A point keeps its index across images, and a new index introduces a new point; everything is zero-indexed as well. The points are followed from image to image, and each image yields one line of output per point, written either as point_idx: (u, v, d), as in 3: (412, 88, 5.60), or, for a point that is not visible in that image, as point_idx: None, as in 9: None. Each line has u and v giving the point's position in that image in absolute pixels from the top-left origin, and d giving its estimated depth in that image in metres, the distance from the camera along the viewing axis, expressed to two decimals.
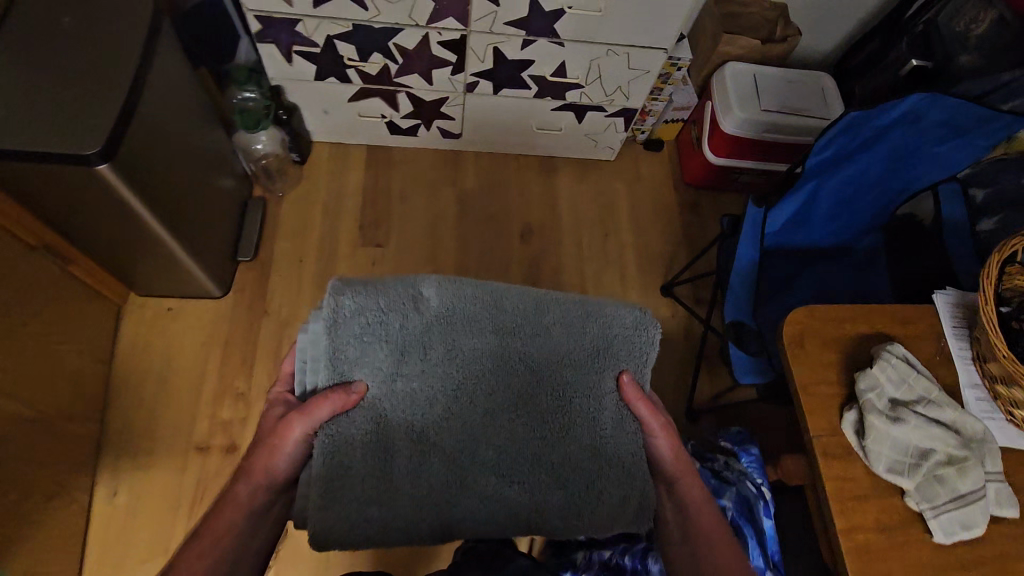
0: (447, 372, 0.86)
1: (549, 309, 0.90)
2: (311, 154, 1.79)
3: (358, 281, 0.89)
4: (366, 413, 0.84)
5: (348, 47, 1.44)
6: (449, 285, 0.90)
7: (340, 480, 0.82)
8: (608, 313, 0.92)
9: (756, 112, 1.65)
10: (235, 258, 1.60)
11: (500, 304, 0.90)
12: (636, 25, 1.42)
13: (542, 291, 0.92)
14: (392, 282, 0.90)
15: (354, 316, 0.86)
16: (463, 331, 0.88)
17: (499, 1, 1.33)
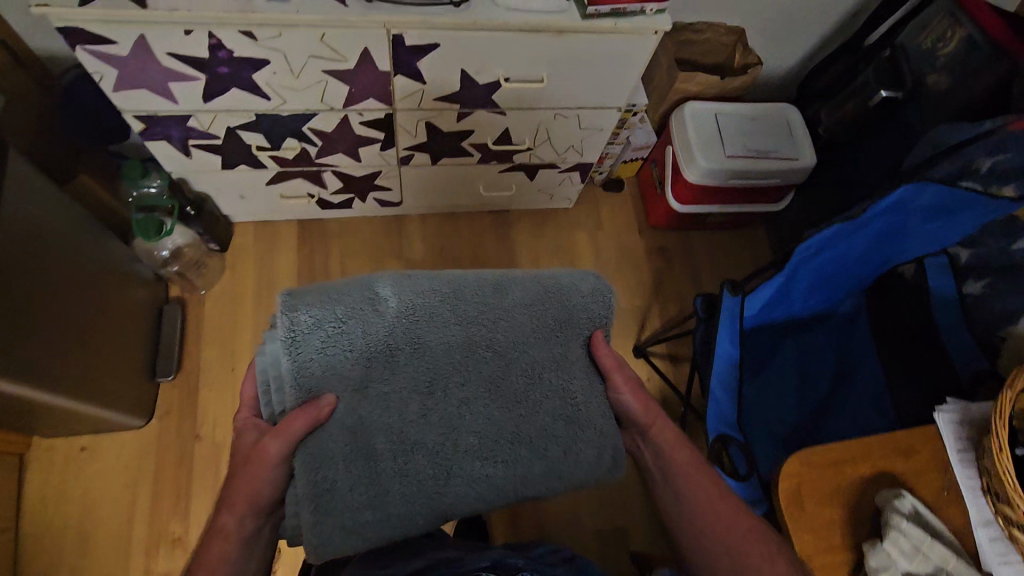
0: (421, 364, 0.82)
1: (505, 287, 0.88)
2: (234, 238, 1.58)
3: (310, 288, 0.83)
4: (342, 424, 0.79)
5: (255, 135, 1.23)
6: (404, 280, 0.85)
7: (331, 494, 0.77)
8: (561, 280, 0.91)
9: (720, 160, 1.52)
10: (155, 379, 1.40)
11: (462, 290, 0.86)
12: (586, 89, 1.24)
13: (498, 273, 0.89)
14: (346, 285, 0.83)
15: (314, 328, 0.79)
16: (429, 323, 0.83)
17: (425, 79, 1.14)
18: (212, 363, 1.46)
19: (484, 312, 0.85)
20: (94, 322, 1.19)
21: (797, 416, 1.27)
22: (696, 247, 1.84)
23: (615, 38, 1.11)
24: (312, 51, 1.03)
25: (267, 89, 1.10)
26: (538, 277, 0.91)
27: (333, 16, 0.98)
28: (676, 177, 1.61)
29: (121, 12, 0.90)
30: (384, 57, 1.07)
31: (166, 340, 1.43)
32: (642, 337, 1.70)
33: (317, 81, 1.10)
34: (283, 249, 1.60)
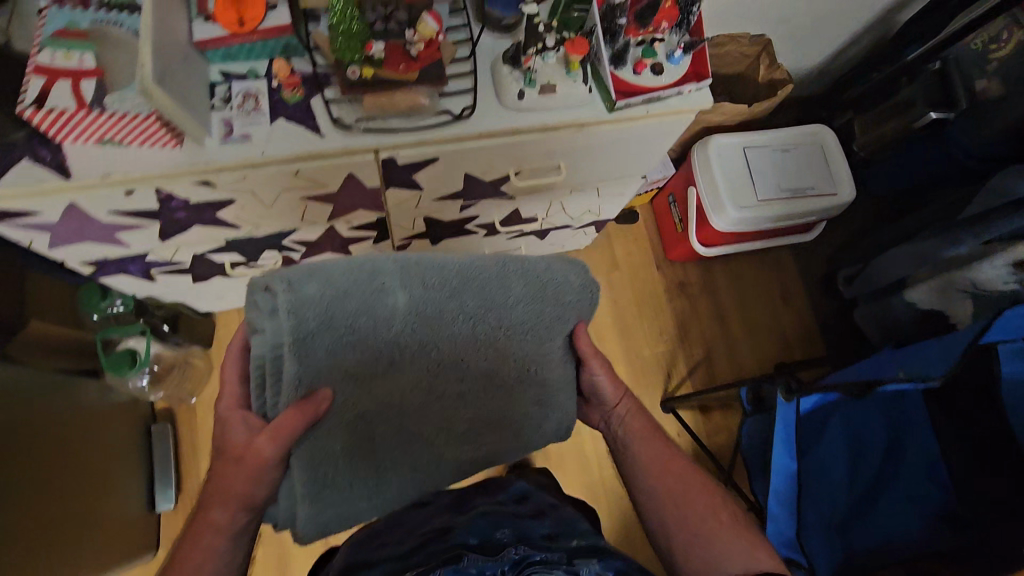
0: (424, 360, 0.73)
1: (514, 272, 0.74)
2: (217, 334, 1.41)
3: (310, 273, 0.68)
4: (341, 419, 0.72)
5: (228, 254, 1.05)
6: (411, 265, 0.71)
7: (331, 484, 0.73)
8: (560, 273, 0.77)
9: (752, 205, 1.36)
10: (153, 510, 1.28)
11: (472, 276, 0.72)
12: (608, 169, 1.07)
13: (501, 257, 0.75)
14: (351, 271, 0.69)
15: (319, 326, 0.67)
16: (437, 319, 0.72)
17: (423, 187, 0.96)
18: None
19: (489, 309, 0.73)
20: (75, 483, 1.06)
21: (850, 502, 1.19)
22: (720, 278, 1.70)
23: (647, 125, 0.91)
24: (284, 185, 0.84)
25: (234, 220, 0.92)
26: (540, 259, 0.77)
27: (305, 151, 0.78)
28: (701, 222, 1.45)
29: (40, 183, 0.72)
30: (375, 177, 0.88)
31: (159, 464, 1.30)
32: (669, 388, 1.60)
33: (294, 206, 0.92)
34: None
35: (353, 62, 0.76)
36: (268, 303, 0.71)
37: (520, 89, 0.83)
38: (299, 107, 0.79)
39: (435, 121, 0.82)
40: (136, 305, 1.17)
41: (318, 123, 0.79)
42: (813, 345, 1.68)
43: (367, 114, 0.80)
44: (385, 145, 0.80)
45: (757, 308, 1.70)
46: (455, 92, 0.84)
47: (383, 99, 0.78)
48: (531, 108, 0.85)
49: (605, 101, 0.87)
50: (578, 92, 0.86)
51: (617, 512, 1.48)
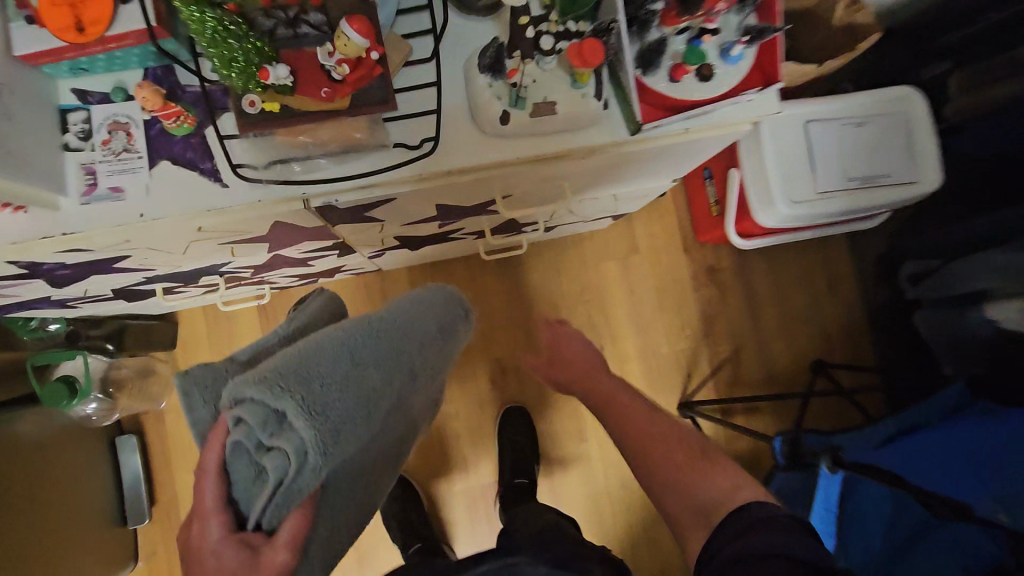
0: (413, 408, 0.66)
1: (444, 314, 0.69)
2: (180, 335, 1.26)
3: (307, 370, 0.51)
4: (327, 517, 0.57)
5: (157, 283, 0.86)
6: (383, 328, 0.60)
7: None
8: (454, 308, 0.73)
9: (809, 200, 1.09)
10: (127, 525, 1.21)
11: (427, 327, 0.65)
12: (630, 178, 0.82)
13: (423, 300, 0.68)
14: (346, 351, 0.55)
15: (350, 423, 0.52)
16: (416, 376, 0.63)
17: (382, 218, 0.73)
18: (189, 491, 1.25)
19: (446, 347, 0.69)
20: (52, 511, 0.99)
21: None
22: (756, 262, 1.47)
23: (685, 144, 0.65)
24: (190, 238, 0.63)
25: (142, 266, 0.72)
26: (439, 293, 0.72)
27: (202, 210, 0.56)
28: (742, 212, 1.20)
29: None
30: (312, 221, 0.66)
31: (129, 479, 1.21)
32: (688, 388, 1.43)
33: (216, 249, 0.71)
34: (245, 340, 1.28)
35: (244, 89, 0.51)
36: (264, 418, 0.49)
37: (502, 111, 0.58)
38: (190, 143, 0.56)
39: (384, 160, 0.58)
40: (68, 332, 1.06)
41: (217, 168, 0.56)
42: (856, 341, 1.47)
43: (283, 156, 0.56)
44: (314, 195, 0.57)
45: (795, 297, 1.48)
46: (412, 114, 0.59)
47: (304, 136, 0.55)
48: (520, 135, 0.60)
49: (626, 121, 0.61)
50: (590, 111, 0.60)
51: (623, 523, 1.37)
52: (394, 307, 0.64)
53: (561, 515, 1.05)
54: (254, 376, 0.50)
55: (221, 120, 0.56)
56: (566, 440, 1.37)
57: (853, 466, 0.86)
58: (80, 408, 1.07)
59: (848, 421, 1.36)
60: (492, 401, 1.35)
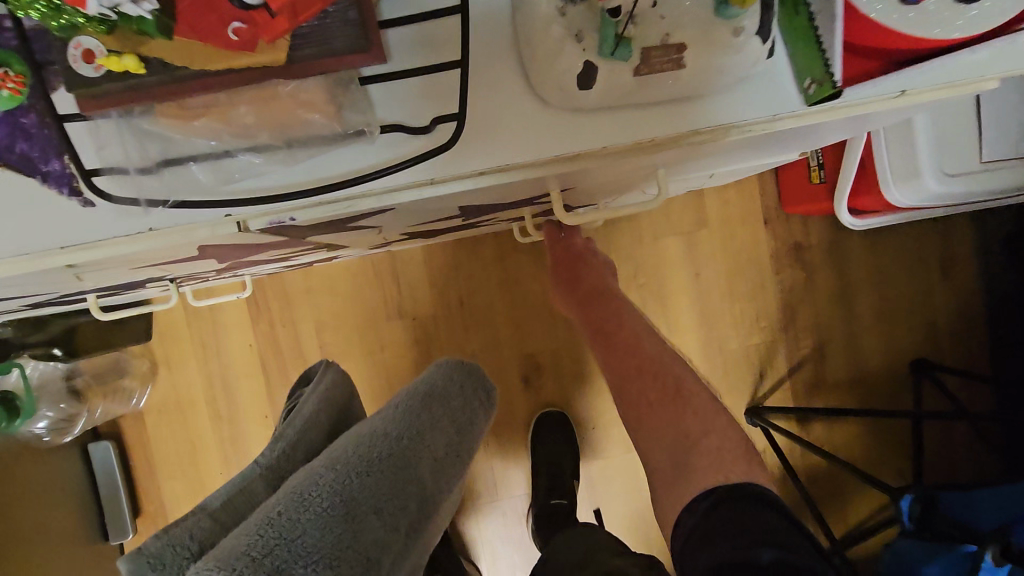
0: (431, 529, 0.58)
1: (449, 418, 0.60)
2: (156, 326, 1.06)
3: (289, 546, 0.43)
4: None
5: (86, 295, 0.65)
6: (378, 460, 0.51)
7: None
8: (467, 399, 0.64)
9: (967, 171, 0.79)
10: (110, 542, 1.05)
11: (432, 440, 0.56)
12: (750, 155, 0.55)
13: (427, 402, 0.59)
14: (336, 503, 0.47)
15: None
16: (426, 503, 0.54)
17: (378, 224, 0.48)
18: (179, 501, 1.09)
19: (459, 451, 0.60)
20: (25, 536, 0.84)
21: None
22: (852, 238, 1.18)
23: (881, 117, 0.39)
24: (68, 271, 0.40)
25: (29, 294, 0.49)
26: (439, 382, 0.63)
27: (51, 246, 0.34)
28: (863, 182, 0.91)
29: None
30: (263, 241, 0.42)
31: (108, 491, 1.05)
32: (761, 390, 1.18)
33: (132, 273, 0.48)
34: (232, 333, 1.07)
35: (67, 28, 0.28)
36: None
37: (583, 62, 0.31)
38: (31, 125, 0.33)
39: (369, 156, 0.34)
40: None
41: (69, 170, 0.33)
42: (972, 338, 1.20)
43: (179, 152, 0.32)
44: (249, 217, 0.34)
45: (899, 282, 1.20)
46: (414, 70, 0.33)
47: (219, 115, 0.31)
48: (609, 108, 0.34)
49: (800, 80, 0.35)
50: (741, 68, 0.33)
51: None
52: (390, 421, 0.56)
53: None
54: (224, 554, 0.42)
55: (53, 96, 0.32)
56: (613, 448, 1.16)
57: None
58: (29, 427, 0.91)
59: (958, 437, 1.11)
60: (524, 404, 1.14)
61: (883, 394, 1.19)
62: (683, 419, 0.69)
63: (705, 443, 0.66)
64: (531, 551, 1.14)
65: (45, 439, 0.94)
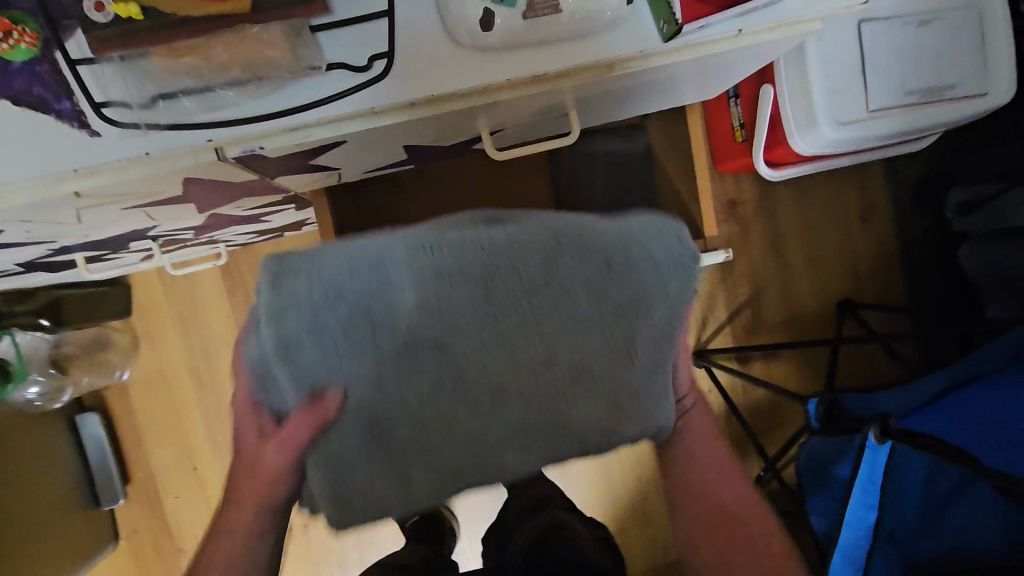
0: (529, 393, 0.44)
1: (600, 244, 0.44)
2: (136, 300, 1.13)
3: (372, 371, 0.41)
4: (353, 430, 0.43)
5: (74, 254, 0.71)
6: (517, 373, 0.43)
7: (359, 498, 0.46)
8: (645, 243, 0.45)
9: (856, 119, 0.91)
10: (102, 507, 1.12)
11: (539, 265, 0.42)
12: (652, 91, 0.65)
13: (563, 217, 0.45)
14: (440, 368, 0.42)
15: (360, 478, 0.45)
16: (475, 317, 0.41)
17: (337, 162, 0.57)
18: (168, 467, 1.16)
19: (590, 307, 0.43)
20: (19, 496, 0.91)
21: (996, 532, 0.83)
22: (780, 193, 1.31)
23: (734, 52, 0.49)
24: (77, 207, 0.48)
25: (31, 240, 0.57)
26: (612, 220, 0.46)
27: (65, 169, 0.42)
28: (773, 136, 1.03)
29: None
30: (236, 176, 0.50)
31: (97, 460, 1.11)
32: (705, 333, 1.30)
33: (122, 215, 0.56)
34: (210, 305, 1.14)
35: None
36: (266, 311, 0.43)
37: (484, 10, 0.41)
38: (48, 73, 0.41)
39: (320, 86, 0.43)
40: None
41: (79, 108, 0.42)
42: (889, 277, 1.33)
43: (169, 88, 0.41)
44: (225, 143, 0.43)
45: (823, 231, 1.33)
46: (354, 19, 0.42)
47: (201, 54, 0.39)
48: (505, 50, 0.44)
49: (657, 19, 0.45)
50: (607, 8, 0.43)
51: (634, 478, 1.29)
52: (581, 330, 0.43)
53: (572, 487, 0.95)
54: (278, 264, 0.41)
55: (66, 42, 0.41)
56: None
57: (901, 434, 0.76)
58: (20, 392, 0.96)
59: (876, 363, 1.25)
60: None
61: (814, 332, 1.32)
62: (750, 528, 0.62)
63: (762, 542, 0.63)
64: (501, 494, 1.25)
65: (37, 405, 0.99)
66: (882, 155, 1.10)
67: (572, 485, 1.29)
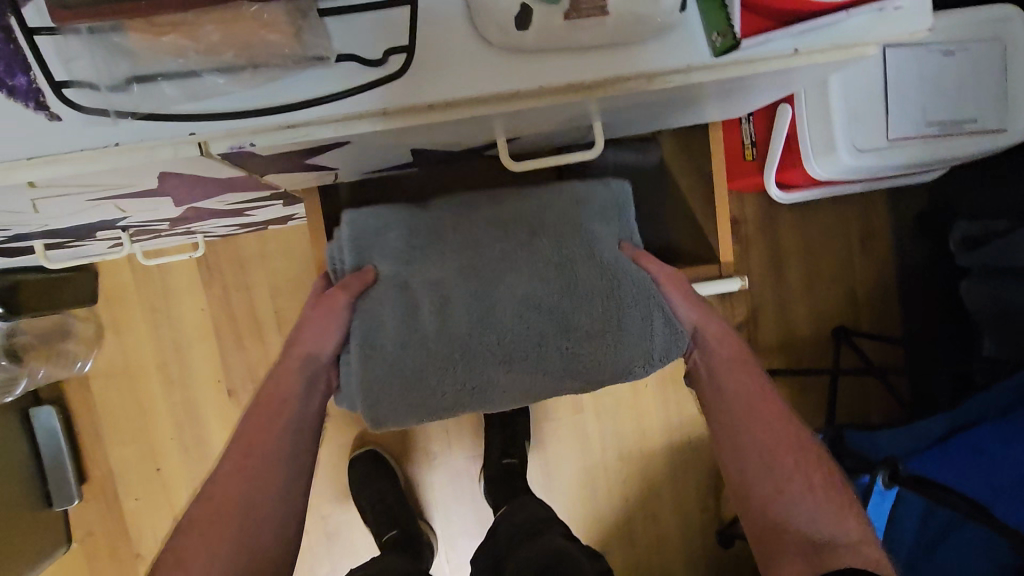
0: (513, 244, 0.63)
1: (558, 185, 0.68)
2: (103, 288, 1.05)
3: (401, 252, 0.63)
4: (390, 283, 0.62)
5: (32, 241, 0.64)
6: (502, 254, 0.63)
7: (387, 336, 0.60)
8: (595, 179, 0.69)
9: (876, 147, 0.88)
10: (53, 509, 1.03)
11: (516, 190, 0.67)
12: (683, 106, 0.60)
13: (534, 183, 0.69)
14: (451, 256, 0.63)
15: (397, 353, 0.60)
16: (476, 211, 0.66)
17: (336, 162, 0.51)
18: (130, 467, 1.08)
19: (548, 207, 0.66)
20: None
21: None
22: (784, 214, 1.28)
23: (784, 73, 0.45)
24: (33, 197, 0.42)
25: None
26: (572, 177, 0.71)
27: (18, 157, 0.37)
28: (787, 158, 0.99)
29: None
30: (222, 172, 0.45)
31: (51, 456, 1.03)
32: None
33: (87, 206, 0.49)
34: (184, 296, 1.07)
35: None
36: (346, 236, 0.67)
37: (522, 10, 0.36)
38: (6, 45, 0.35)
39: (327, 81, 0.37)
40: None
41: (36, 85, 0.36)
42: (886, 306, 1.32)
43: (148, 70, 0.35)
44: (211, 137, 0.38)
45: (824, 255, 1.30)
46: (370, 4, 0.36)
47: (192, 32, 0.33)
48: (540, 52, 0.39)
49: (709, 32, 0.40)
50: (657, 13, 0.38)
51: (619, 497, 1.26)
52: (541, 213, 0.66)
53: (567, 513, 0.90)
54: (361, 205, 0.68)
55: (22, 8, 0.35)
56: (562, 409, 1.23)
57: (911, 481, 0.75)
58: None
59: (871, 396, 1.25)
60: None
61: (810, 358, 1.30)
62: (788, 470, 0.65)
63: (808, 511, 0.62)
64: (482, 509, 1.21)
65: None
66: (896, 183, 1.06)
67: (557, 503, 1.24)
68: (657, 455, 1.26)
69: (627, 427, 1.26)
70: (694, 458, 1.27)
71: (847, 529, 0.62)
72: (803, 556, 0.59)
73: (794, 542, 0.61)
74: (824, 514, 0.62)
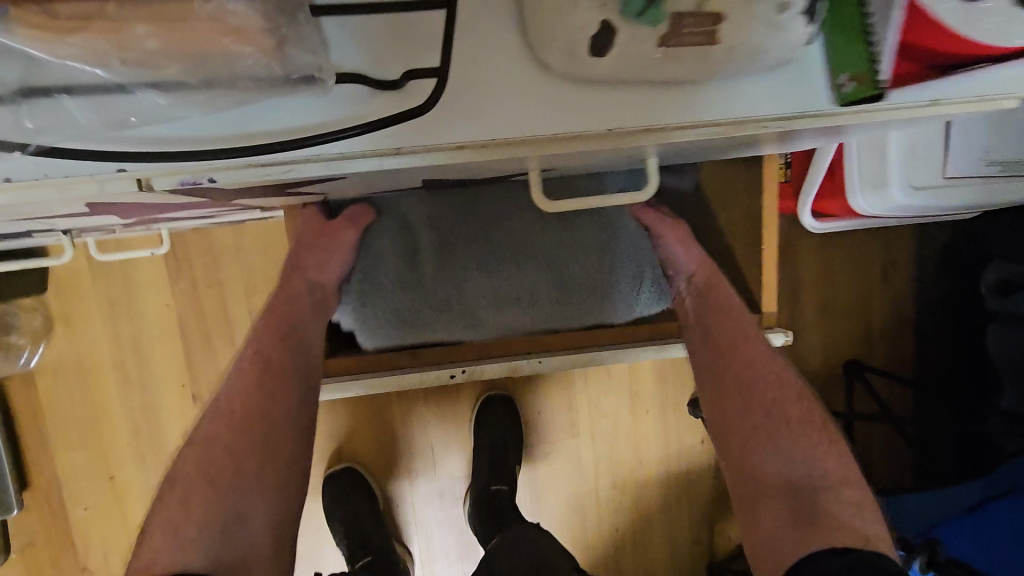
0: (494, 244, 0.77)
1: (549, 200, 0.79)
2: (55, 275, 0.94)
3: (410, 230, 0.76)
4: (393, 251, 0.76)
5: None
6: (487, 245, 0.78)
7: (374, 297, 0.75)
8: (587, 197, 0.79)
9: (931, 186, 0.80)
10: None
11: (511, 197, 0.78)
12: (753, 142, 0.51)
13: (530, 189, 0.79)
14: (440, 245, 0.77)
15: (386, 307, 0.76)
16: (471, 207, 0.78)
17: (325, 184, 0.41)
18: (78, 474, 0.98)
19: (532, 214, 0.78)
20: None
21: None
22: (807, 239, 1.20)
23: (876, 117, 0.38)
24: None
25: None
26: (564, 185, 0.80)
27: None
28: (829, 186, 0.90)
29: None
30: (153, 196, 0.39)
31: None
32: None
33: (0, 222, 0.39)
34: (147, 290, 0.96)
35: None
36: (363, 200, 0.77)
37: (620, 34, 0.28)
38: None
39: (322, 108, 0.32)
40: None
41: None
42: (904, 342, 1.25)
43: (42, 83, 0.28)
44: (150, 175, 0.34)
45: (844, 284, 1.23)
46: (372, 8, 0.30)
47: (115, 33, 0.25)
48: (616, 82, 0.32)
49: (834, 73, 0.33)
50: (789, 42, 0.30)
51: (610, 525, 1.19)
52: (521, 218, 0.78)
53: (566, 556, 0.82)
54: None
55: None
56: (557, 432, 1.16)
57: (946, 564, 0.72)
58: None
59: (880, 439, 1.21)
60: (470, 385, 1.12)
61: (820, 395, 1.22)
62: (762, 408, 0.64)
63: (792, 455, 0.61)
64: (466, 532, 1.13)
65: None
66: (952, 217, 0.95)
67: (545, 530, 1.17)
68: (654, 484, 1.20)
69: (625, 453, 1.18)
70: (692, 489, 1.20)
71: (828, 464, 0.62)
72: (782, 498, 0.60)
73: (773, 485, 0.61)
74: (809, 451, 0.61)
